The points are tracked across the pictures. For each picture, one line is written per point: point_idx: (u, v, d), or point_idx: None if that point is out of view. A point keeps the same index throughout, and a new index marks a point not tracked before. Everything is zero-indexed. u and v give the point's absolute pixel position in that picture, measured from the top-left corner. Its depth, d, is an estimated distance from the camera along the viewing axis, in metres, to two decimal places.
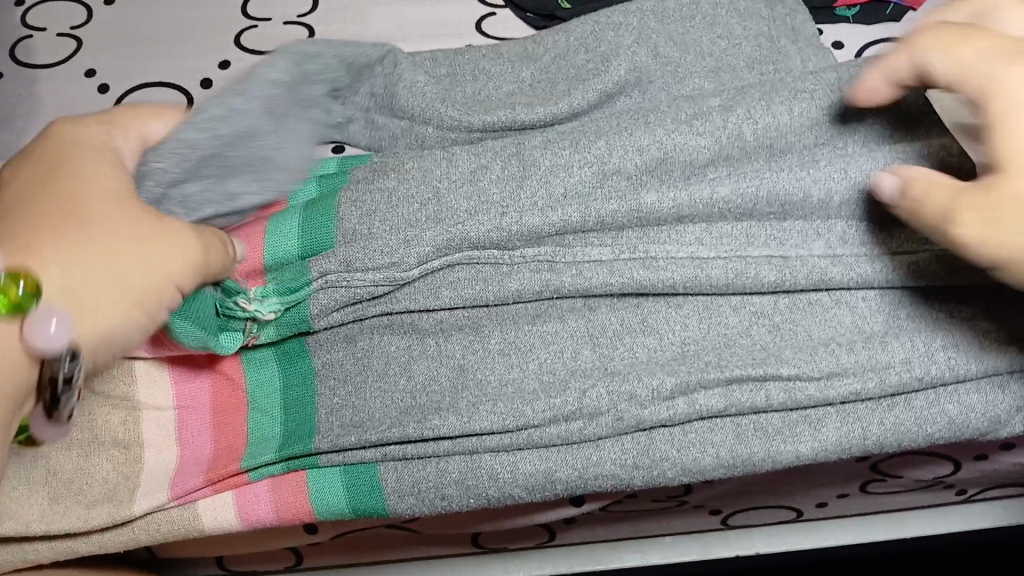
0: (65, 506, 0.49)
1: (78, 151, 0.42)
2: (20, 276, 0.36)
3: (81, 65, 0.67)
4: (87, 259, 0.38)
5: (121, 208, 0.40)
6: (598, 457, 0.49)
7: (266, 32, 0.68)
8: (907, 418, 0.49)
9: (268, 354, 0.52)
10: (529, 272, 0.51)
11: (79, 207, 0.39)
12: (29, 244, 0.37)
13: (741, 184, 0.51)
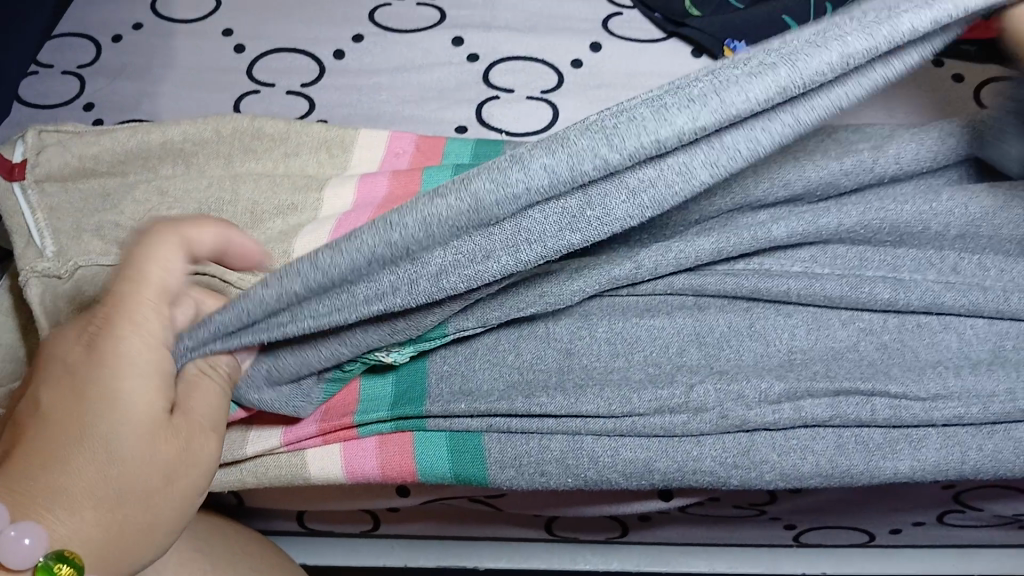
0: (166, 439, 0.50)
1: (102, 376, 0.40)
2: (65, 554, 0.38)
3: (219, 25, 0.70)
4: (114, 526, 0.40)
5: (149, 460, 0.40)
6: (698, 453, 0.50)
7: (399, 11, 0.70)
8: (1006, 446, 0.49)
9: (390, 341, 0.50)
10: (653, 261, 0.50)
11: (105, 482, 0.39)
12: (68, 511, 0.39)
13: (867, 216, 0.52)
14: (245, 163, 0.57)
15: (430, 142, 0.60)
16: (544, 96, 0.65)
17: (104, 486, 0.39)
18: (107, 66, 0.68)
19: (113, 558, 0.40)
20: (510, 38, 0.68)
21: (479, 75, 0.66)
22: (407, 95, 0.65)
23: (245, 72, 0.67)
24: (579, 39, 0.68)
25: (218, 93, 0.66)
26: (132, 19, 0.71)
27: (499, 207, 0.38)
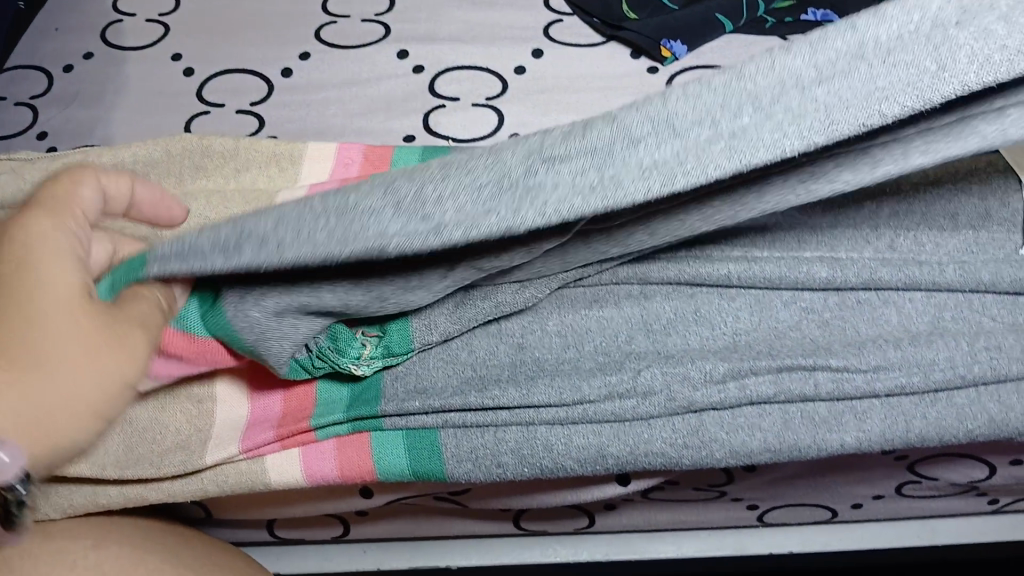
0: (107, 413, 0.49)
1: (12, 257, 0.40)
2: None
3: (169, 50, 0.72)
4: (41, 392, 0.38)
5: (75, 331, 0.39)
6: (650, 435, 0.51)
7: (345, 28, 0.72)
8: (949, 414, 0.50)
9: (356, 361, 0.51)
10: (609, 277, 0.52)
11: (29, 348, 0.38)
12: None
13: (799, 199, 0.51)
14: (195, 179, 0.58)
15: (380, 151, 0.62)
16: (488, 103, 0.66)
17: (30, 357, 0.38)
18: (61, 94, 0.69)
19: (49, 428, 0.39)
20: (455, 48, 0.70)
21: (424, 85, 0.67)
22: (354, 108, 0.66)
23: (195, 94, 0.68)
24: (522, 46, 0.70)
25: (168, 115, 0.67)
26: (84, 49, 0.73)
27: (514, 168, 0.38)
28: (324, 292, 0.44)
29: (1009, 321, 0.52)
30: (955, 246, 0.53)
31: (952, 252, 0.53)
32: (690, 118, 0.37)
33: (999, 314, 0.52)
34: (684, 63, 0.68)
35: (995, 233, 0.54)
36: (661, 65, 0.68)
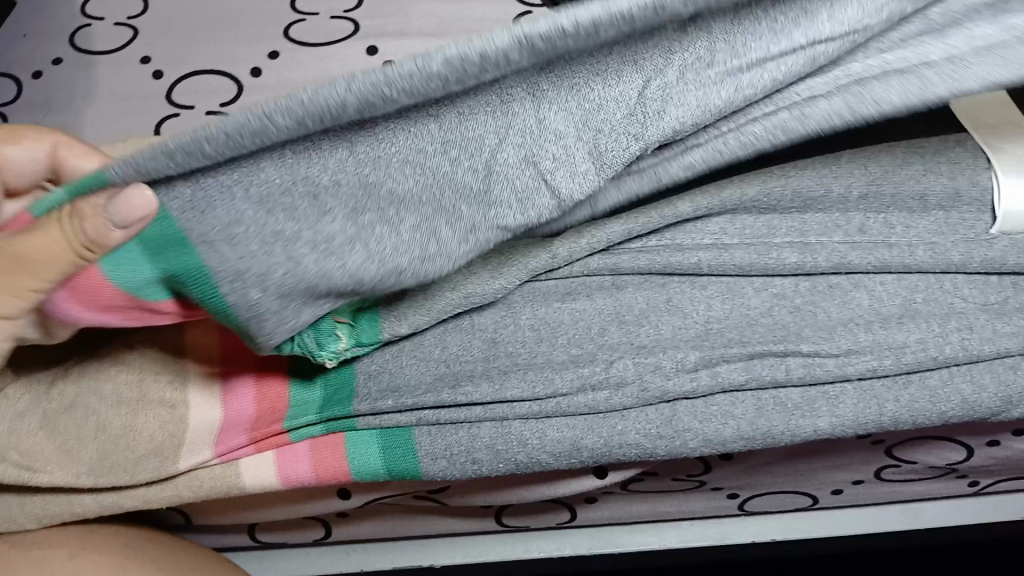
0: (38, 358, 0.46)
1: None
2: None
3: (138, 52, 0.71)
4: None
5: None
6: (623, 426, 0.50)
7: (313, 25, 0.72)
8: (922, 396, 0.50)
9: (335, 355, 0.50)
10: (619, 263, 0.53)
11: None
12: None
13: (767, 184, 0.53)
14: None
15: None
16: None
17: None
18: (28, 101, 0.69)
19: None
20: (425, 43, 0.70)
21: None
22: None
23: (164, 96, 0.68)
24: None
25: (137, 117, 0.67)
26: (52, 54, 0.72)
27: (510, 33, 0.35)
28: (331, 267, 0.41)
29: (980, 301, 0.52)
30: (926, 228, 0.53)
31: (924, 233, 0.52)
32: None
33: (970, 295, 0.52)
34: None
35: (965, 212, 0.53)
36: None
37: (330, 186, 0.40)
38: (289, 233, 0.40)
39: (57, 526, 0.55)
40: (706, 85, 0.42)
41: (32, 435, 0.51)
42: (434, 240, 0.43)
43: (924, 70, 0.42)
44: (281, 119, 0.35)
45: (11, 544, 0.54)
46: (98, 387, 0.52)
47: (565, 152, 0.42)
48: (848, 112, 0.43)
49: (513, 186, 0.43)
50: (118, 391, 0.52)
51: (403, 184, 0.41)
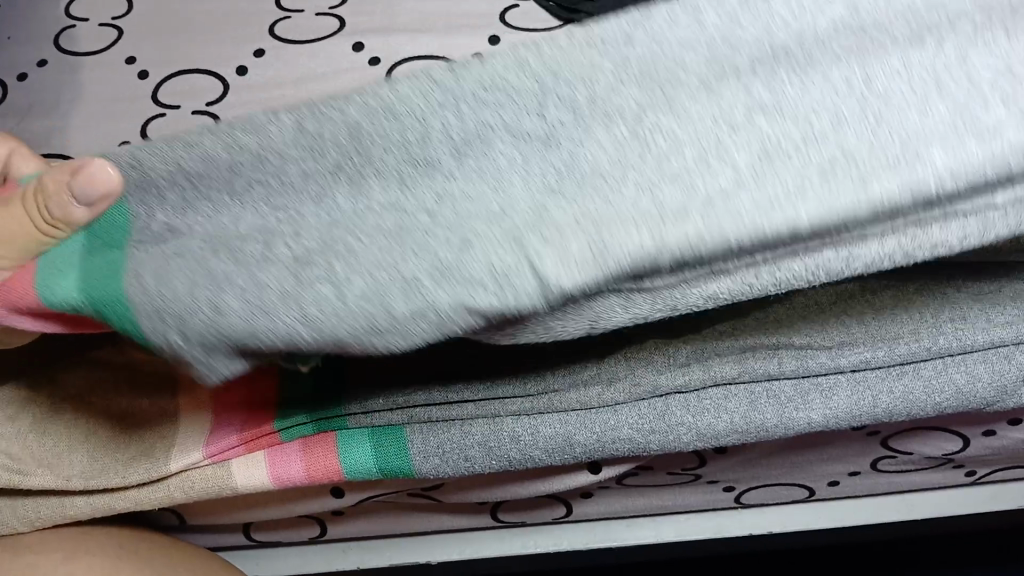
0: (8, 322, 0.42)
1: None
2: None
3: (123, 53, 0.71)
4: None
5: None
6: (616, 421, 0.50)
7: (299, 23, 0.71)
8: (916, 387, 0.49)
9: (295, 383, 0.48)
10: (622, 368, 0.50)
11: None
12: None
13: None
14: None
15: None
16: None
17: None
18: (15, 105, 0.69)
19: None
20: (411, 39, 0.69)
21: (381, 78, 0.67)
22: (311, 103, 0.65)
23: (151, 96, 0.68)
24: (479, 34, 0.69)
25: (123, 118, 0.66)
26: (38, 56, 0.72)
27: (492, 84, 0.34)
28: (260, 324, 0.33)
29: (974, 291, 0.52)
30: None
31: None
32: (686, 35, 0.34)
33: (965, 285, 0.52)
34: None
35: None
36: None
37: (290, 235, 0.34)
38: (237, 278, 0.33)
39: (49, 530, 0.54)
40: (773, 172, 0.32)
41: (23, 440, 0.51)
42: (385, 317, 0.33)
43: (987, 211, 0.35)
44: (281, 129, 0.35)
45: (4, 549, 0.53)
46: None
47: (560, 235, 0.32)
48: (915, 198, 0.32)
49: (491, 264, 0.32)
50: (110, 398, 0.53)
51: (370, 253, 0.33)
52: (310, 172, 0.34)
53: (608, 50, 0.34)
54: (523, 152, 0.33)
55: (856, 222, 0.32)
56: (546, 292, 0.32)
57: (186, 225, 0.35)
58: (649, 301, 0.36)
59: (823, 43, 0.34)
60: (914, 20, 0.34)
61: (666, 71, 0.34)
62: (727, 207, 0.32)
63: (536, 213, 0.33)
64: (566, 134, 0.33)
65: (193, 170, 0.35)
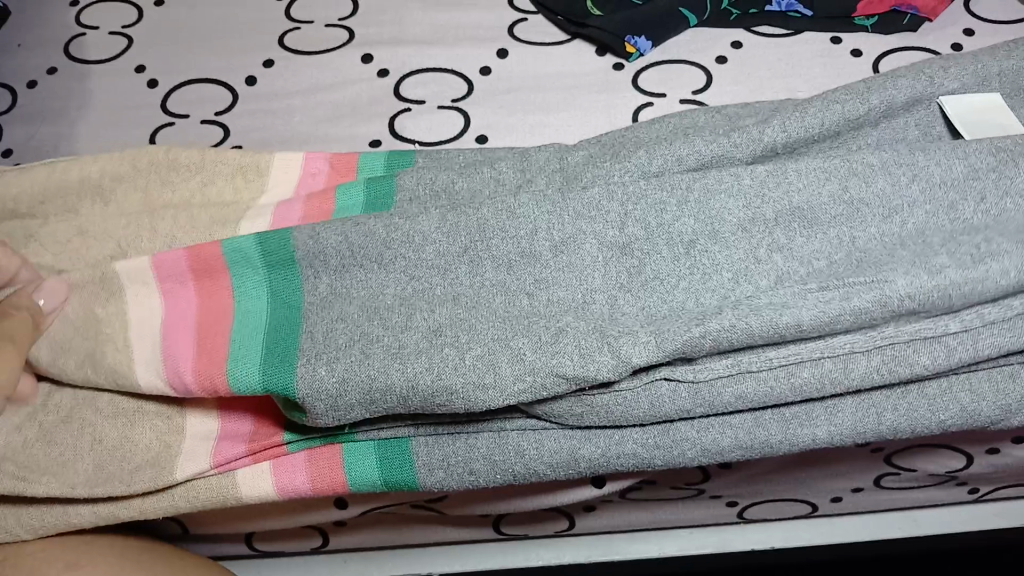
0: (108, 334, 0.50)
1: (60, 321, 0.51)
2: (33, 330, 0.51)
3: (132, 61, 0.71)
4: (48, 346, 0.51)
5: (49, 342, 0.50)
6: (621, 436, 0.50)
7: (308, 33, 0.72)
8: (920, 404, 0.49)
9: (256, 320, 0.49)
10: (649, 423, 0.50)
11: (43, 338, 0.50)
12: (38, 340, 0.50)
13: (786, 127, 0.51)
14: (162, 194, 0.57)
15: (343, 158, 0.60)
16: (453, 105, 0.66)
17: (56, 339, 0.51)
18: (24, 112, 0.69)
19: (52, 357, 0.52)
20: (419, 50, 0.70)
21: (389, 89, 0.67)
22: (319, 114, 0.66)
23: (160, 105, 0.68)
24: (487, 47, 0.69)
25: (132, 126, 0.67)
26: (48, 63, 0.72)
27: (609, 210, 0.48)
28: (394, 369, 0.44)
29: None
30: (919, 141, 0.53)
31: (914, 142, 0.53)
32: (742, 196, 0.48)
33: None
34: (650, 59, 0.68)
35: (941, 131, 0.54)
36: (628, 61, 0.68)
37: (426, 311, 0.47)
38: (384, 340, 0.46)
39: (52, 535, 0.54)
40: (793, 298, 0.44)
41: (29, 447, 0.51)
42: (489, 373, 0.44)
43: (948, 338, 0.44)
44: (427, 222, 0.49)
45: (8, 558, 0.53)
46: (95, 400, 0.53)
47: (628, 328, 0.44)
48: (882, 311, 0.42)
49: (577, 344, 0.44)
50: (115, 405, 0.52)
51: (486, 328, 0.46)
52: (443, 251, 0.49)
53: (672, 191, 0.48)
54: (606, 257, 0.47)
55: (841, 326, 0.43)
56: (620, 365, 0.43)
57: (344, 287, 0.49)
58: (688, 395, 0.46)
59: (824, 208, 0.47)
60: (885, 202, 0.46)
61: (715, 212, 0.48)
62: (750, 305, 0.44)
63: (611, 304, 0.46)
64: (638, 246, 0.47)
65: (355, 242, 0.49)
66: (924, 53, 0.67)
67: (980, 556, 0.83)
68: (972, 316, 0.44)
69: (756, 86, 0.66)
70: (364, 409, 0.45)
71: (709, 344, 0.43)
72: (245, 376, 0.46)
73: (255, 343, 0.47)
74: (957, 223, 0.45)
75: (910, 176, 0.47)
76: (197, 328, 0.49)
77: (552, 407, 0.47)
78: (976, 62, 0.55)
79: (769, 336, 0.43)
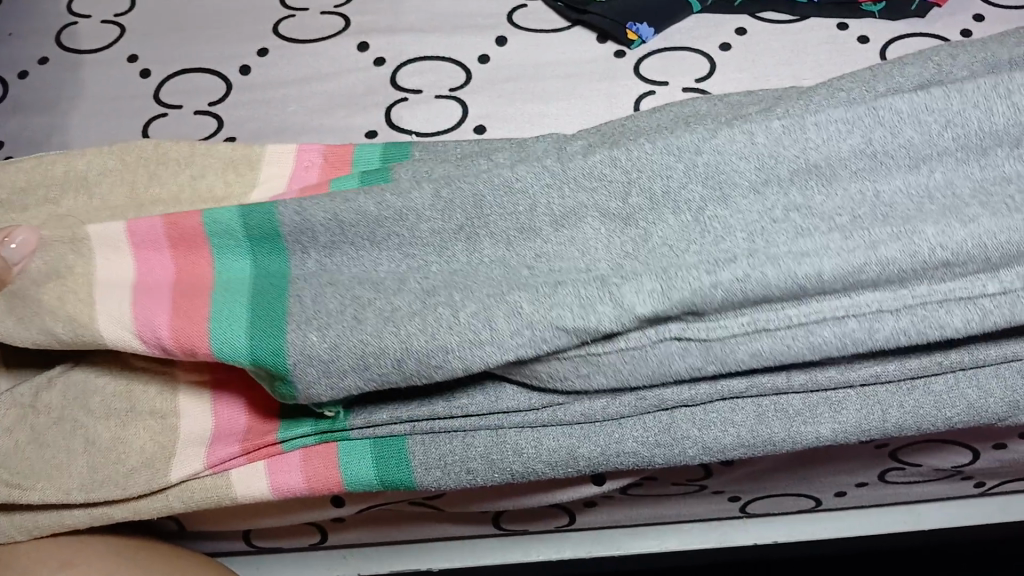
0: (78, 301, 0.47)
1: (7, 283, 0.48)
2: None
3: (125, 51, 0.70)
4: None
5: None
6: (621, 434, 0.49)
7: (303, 21, 0.70)
8: (927, 402, 0.48)
9: (240, 289, 0.47)
10: (651, 421, 0.49)
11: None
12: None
13: None
14: (149, 189, 0.56)
15: (339, 150, 0.59)
16: (452, 95, 0.64)
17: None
18: (15, 103, 0.68)
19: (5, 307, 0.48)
20: (416, 38, 0.68)
21: (386, 78, 0.66)
22: (314, 105, 0.65)
23: (153, 96, 0.67)
24: (486, 34, 0.68)
25: (124, 117, 0.66)
26: (40, 53, 0.71)
27: (613, 176, 0.45)
28: (388, 332, 0.44)
29: None
30: None
31: None
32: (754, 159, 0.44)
33: None
34: (652, 46, 0.67)
35: None
36: (629, 48, 0.67)
37: (421, 278, 0.46)
38: (380, 311, 0.44)
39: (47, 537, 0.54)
40: (807, 242, 0.43)
41: (20, 450, 0.51)
42: (490, 331, 0.43)
43: (981, 299, 0.43)
44: (421, 195, 0.47)
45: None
46: (85, 402, 0.51)
47: (640, 279, 0.43)
48: (911, 261, 0.42)
49: (579, 294, 0.44)
50: (107, 404, 0.51)
51: (484, 287, 0.45)
52: (438, 230, 0.47)
53: (681, 153, 0.45)
54: (607, 229, 0.46)
55: (869, 277, 0.42)
56: (624, 314, 0.43)
57: (335, 265, 0.48)
58: (699, 353, 0.45)
59: (846, 160, 0.44)
60: (913, 152, 0.44)
61: (726, 175, 0.44)
62: (767, 254, 0.43)
63: (617, 269, 0.45)
64: (642, 217, 0.45)
65: (345, 219, 0.47)
66: (932, 39, 0.65)
67: (983, 550, 0.82)
68: (1011, 277, 0.43)
69: (759, 74, 0.64)
70: (358, 376, 0.44)
71: (721, 295, 0.43)
72: (232, 341, 0.45)
73: (240, 310, 0.46)
74: (988, 172, 0.43)
75: (943, 122, 0.43)
76: (175, 293, 0.47)
77: (555, 368, 0.46)
78: (985, 50, 0.53)
79: (789, 290, 0.42)
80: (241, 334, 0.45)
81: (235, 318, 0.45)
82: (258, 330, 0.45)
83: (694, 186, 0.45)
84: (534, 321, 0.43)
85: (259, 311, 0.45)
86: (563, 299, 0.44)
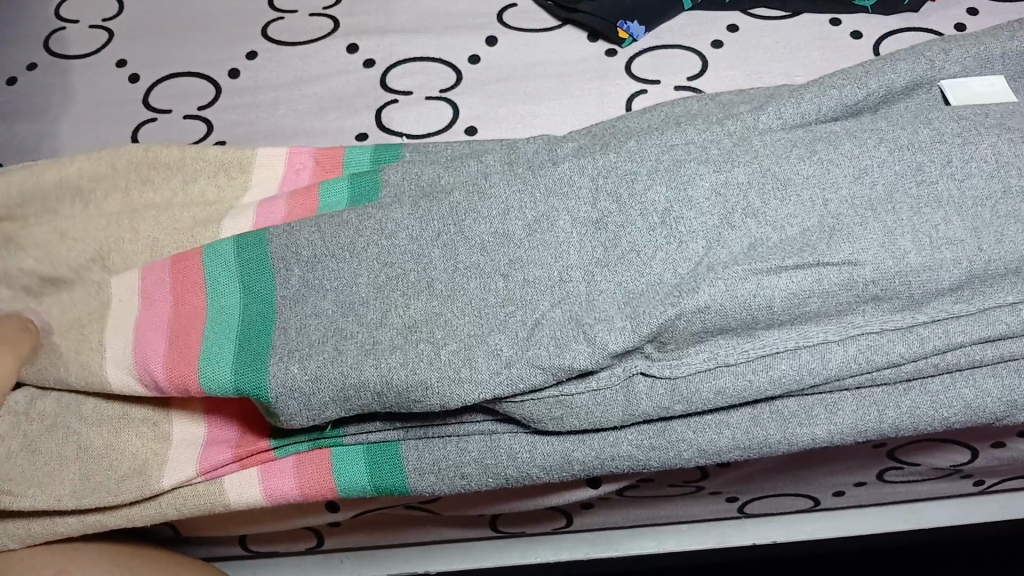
0: (87, 336, 0.49)
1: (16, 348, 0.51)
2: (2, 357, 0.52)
3: (114, 55, 0.70)
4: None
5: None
6: (616, 438, 0.49)
7: (292, 23, 0.70)
8: (923, 402, 0.47)
9: (232, 321, 0.47)
10: (646, 426, 0.49)
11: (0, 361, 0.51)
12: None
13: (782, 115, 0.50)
14: (142, 193, 0.56)
15: (329, 152, 0.59)
16: (443, 96, 0.64)
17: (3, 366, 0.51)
18: (5, 109, 0.68)
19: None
20: (406, 39, 0.68)
21: (376, 80, 0.65)
22: (304, 108, 0.64)
23: (142, 101, 0.66)
24: (476, 34, 0.68)
25: (114, 122, 0.65)
26: (29, 58, 0.71)
27: (582, 185, 0.47)
28: (367, 365, 0.44)
29: None
30: None
31: None
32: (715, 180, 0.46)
33: None
34: (643, 44, 0.66)
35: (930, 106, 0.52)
36: (620, 47, 0.66)
37: (402, 306, 0.46)
38: (360, 335, 0.45)
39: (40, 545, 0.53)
40: (761, 275, 0.44)
41: (12, 458, 0.50)
42: (468, 368, 0.43)
43: (920, 327, 0.44)
44: (397, 213, 0.48)
45: None
46: (79, 407, 0.51)
47: (608, 313, 0.44)
48: (849, 293, 0.44)
49: (554, 335, 0.44)
50: (100, 411, 0.51)
51: (462, 324, 0.45)
52: (416, 236, 0.47)
53: (644, 161, 0.48)
54: (579, 233, 0.46)
55: (811, 307, 0.44)
56: (598, 352, 0.43)
57: (318, 279, 0.47)
58: (666, 393, 0.45)
59: (796, 166, 0.46)
60: (857, 160, 0.46)
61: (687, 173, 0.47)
62: (725, 282, 0.43)
63: (588, 290, 0.45)
64: (612, 220, 0.46)
65: (328, 239, 0.48)
66: (926, 34, 0.65)
67: (984, 548, 0.82)
68: (958, 299, 0.45)
69: (752, 71, 0.64)
70: (338, 407, 0.44)
71: (684, 324, 0.43)
72: (218, 378, 0.45)
73: (229, 346, 0.46)
74: (947, 180, 0.46)
75: (877, 139, 0.47)
76: (171, 327, 0.48)
77: (526, 411, 0.46)
78: (978, 46, 0.53)
79: (743, 314, 0.43)
80: (227, 371, 0.45)
81: (223, 354, 0.46)
82: (242, 366, 0.45)
83: (661, 188, 0.46)
84: (511, 355, 0.43)
85: (247, 347, 0.46)
86: (537, 336, 0.44)
